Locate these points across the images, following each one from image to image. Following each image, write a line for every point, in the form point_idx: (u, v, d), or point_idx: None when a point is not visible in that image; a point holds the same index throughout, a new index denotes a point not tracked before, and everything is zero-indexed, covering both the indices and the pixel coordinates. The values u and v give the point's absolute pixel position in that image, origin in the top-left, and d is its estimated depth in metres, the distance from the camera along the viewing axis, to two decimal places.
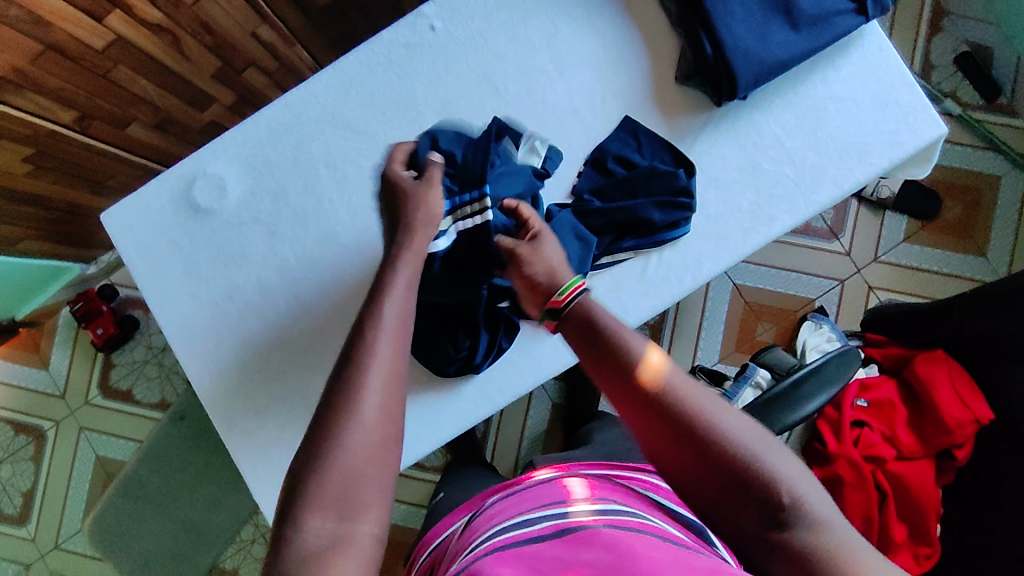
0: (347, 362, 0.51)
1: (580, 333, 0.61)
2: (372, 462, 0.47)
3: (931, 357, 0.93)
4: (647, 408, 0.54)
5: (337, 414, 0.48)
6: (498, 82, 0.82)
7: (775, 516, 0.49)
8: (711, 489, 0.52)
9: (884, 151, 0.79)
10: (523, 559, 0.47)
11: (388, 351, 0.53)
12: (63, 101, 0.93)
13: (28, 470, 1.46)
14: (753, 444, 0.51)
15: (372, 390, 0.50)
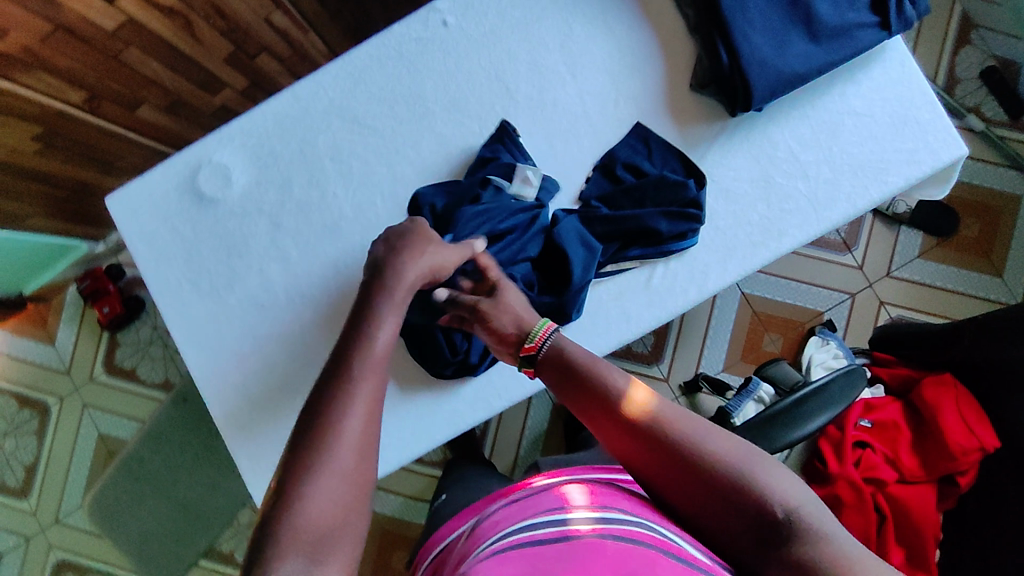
0: (323, 406, 0.52)
1: (564, 372, 0.64)
2: (343, 512, 0.48)
3: (940, 380, 0.90)
4: (633, 436, 0.56)
5: (310, 458, 0.49)
6: (509, 81, 0.81)
7: (771, 528, 0.50)
8: (707, 510, 0.52)
9: (901, 169, 0.77)
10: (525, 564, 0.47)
11: (367, 395, 0.54)
12: (72, 81, 0.93)
13: (31, 444, 1.47)
14: (741, 457, 0.53)
15: (349, 435, 0.51)
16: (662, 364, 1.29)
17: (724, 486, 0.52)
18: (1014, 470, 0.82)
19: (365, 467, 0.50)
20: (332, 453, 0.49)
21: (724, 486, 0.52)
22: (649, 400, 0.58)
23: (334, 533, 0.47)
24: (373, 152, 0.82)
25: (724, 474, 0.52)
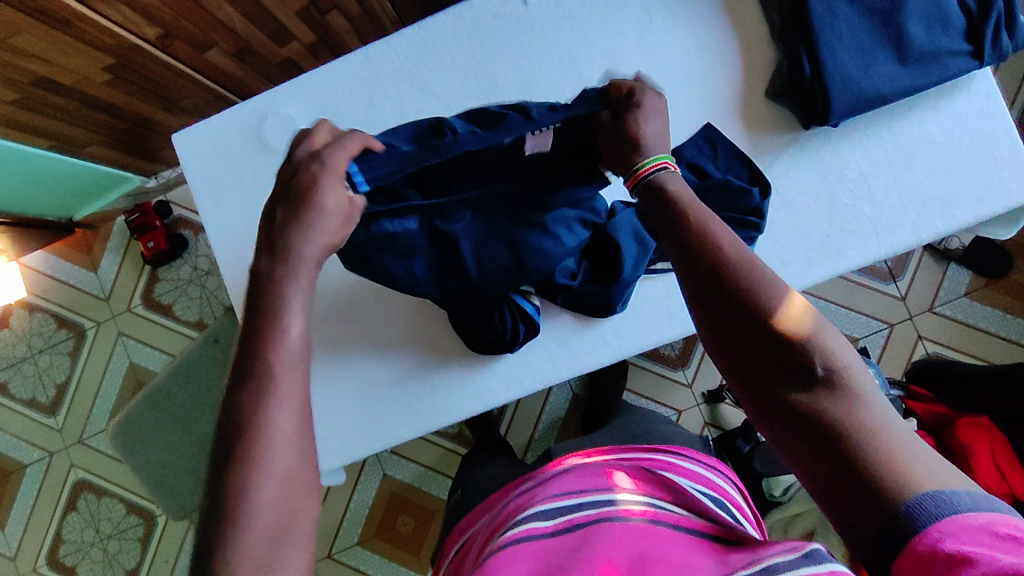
0: (253, 406, 0.47)
1: (648, 202, 0.58)
2: (286, 518, 0.45)
3: (975, 422, 0.88)
4: (705, 267, 0.51)
5: (241, 455, 0.45)
6: (581, 68, 0.80)
7: (807, 380, 0.45)
8: (746, 349, 0.48)
9: (971, 205, 0.75)
10: (538, 558, 0.55)
11: (292, 373, 0.49)
12: (149, 16, 0.94)
13: (65, 363, 1.52)
14: (812, 320, 0.47)
15: (278, 426, 0.47)
16: (687, 370, 1.35)
17: (773, 329, 0.47)
18: None
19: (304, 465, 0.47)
20: (268, 457, 0.45)
21: (781, 341, 0.47)
22: (733, 241, 0.52)
23: (283, 542, 0.44)
24: None
25: (784, 329, 0.47)
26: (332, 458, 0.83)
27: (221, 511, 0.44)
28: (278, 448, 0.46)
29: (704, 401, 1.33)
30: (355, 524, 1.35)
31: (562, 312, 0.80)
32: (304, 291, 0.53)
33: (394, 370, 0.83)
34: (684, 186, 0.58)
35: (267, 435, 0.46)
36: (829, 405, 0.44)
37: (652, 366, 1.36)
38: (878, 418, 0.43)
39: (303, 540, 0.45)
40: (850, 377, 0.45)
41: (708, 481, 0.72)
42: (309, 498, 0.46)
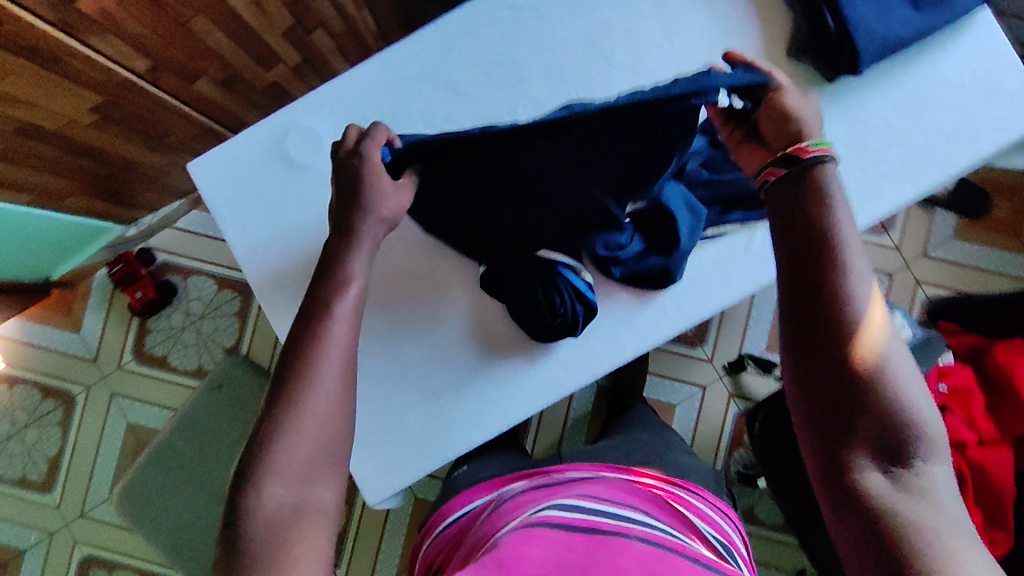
0: (298, 362, 0.55)
1: (792, 183, 0.56)
2: (314, 465, 0.52)
3: (1011, 345, 0.93)
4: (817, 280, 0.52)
5: (290, 398, 0.53)
6: (605, 48, 0.81)
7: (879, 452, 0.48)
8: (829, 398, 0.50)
9: (991, 136, 0.78)
10: (548, 544, 0.58)
11: (343, 337, 0.57)
12: (139, 47, 0.90)
13: (55, 435, 1.42)
14: (900, 384, 0.49)
15: (329, 377, 0.55)
16: (706, 346, 1.38)
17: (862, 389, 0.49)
18: None
19: (334, 424, 0.54)
20: (304, 406, 0.53)
21: (863, 403, 0.49)
22: (855, 264, 0.52)
23: (310, 476, 0.51)
24: (467, 117, 0.82)
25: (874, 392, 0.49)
26: (405, 470, 0.82)
27: (255, 450, 0.51)
28: (315, 402, 0.53)
29: (726, 373, 1.36)
30: (392, 553, 1.30)
31: (618, 290, 0.81)
32: (362, 258, 0.63)
33: (454, 372, 0.82)
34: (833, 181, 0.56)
35: (311, 388, 0.54)
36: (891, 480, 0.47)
37: (672, 348, 1.38)
38: (929, 509, 0.46)
39: (328, 479, 0.52)
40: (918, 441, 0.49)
41: (714, 521, 0.77)
42: (333, 446, 0.53)
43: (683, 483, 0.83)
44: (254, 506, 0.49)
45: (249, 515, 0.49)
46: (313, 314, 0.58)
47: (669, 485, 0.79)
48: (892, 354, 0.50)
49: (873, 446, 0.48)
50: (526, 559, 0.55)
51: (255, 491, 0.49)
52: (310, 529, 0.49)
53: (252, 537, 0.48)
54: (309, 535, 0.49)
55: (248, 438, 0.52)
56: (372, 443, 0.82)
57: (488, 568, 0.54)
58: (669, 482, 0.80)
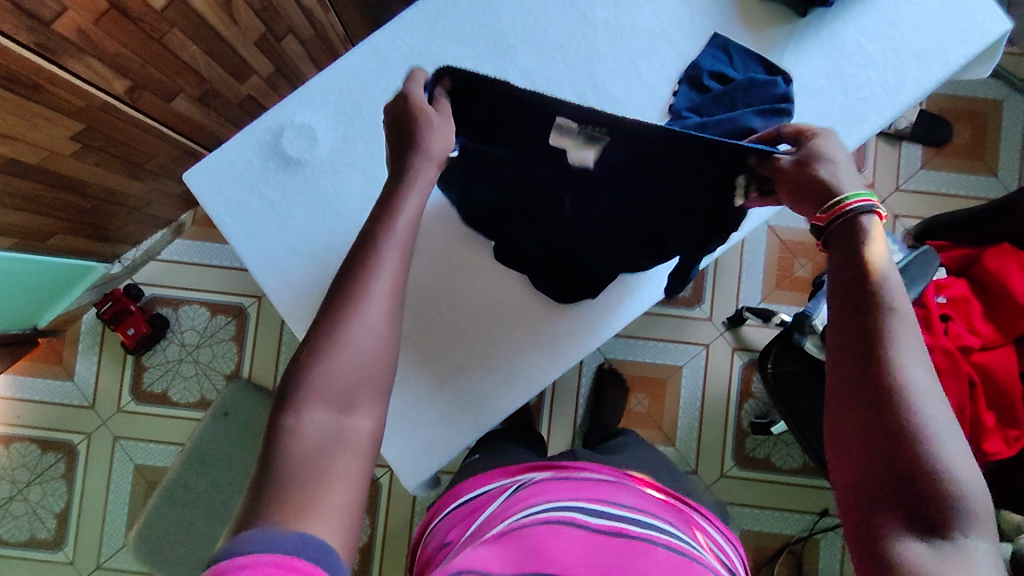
0: (347, 286, 0.58)
1: (841, 238, 0.59)
2: (353, 390, 0.55)
3: (999, 250, 0.95)
4: (859, 333, 0.54)
5: (337, 320, 0.56)
6: (585, 10, 0.83)
7: (911, 498, 0.48)
8: (864, 440, 0.50)
9: (958, 48, 0.83)
10: (576, 541, 0.63)
11: (391, 270, 0.60)
12: (118, 66, 0.89)
13: (60, 489, 1.37)
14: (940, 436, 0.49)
15: (375, 306, 0.58)
16: (704, 305, 1.41)
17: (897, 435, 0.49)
18: None
19: (370, 359, 0.56)
20: (347, 330, 0.56)
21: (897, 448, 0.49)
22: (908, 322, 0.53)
23: (350, 401, 0.54)
24: None
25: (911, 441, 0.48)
26: (441, 451, 0.82)
27: (298, 373, 0.54)
28: (358, 331, 0.56)
29: (727, 328, 1.39)
30: None
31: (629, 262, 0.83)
32: (418, 188, 0.64)
33: (480, 343, 0.83)
34: (883, 238, 0.58)
35: (357, 314, 0.57)
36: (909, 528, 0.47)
37: (671, 311, 1.41)
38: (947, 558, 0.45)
39: (365, 410, 0.54)
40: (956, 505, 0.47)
41: (723, 546, 0.79)
42: (374, 373, 0.56)
43: (697, 507, 0.84)
44: (291, 425, 0.52)
45: (286, 435, 0.51)
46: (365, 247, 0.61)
47: (682, 505, 0.82)
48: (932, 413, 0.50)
49: (903, 503, 0.48)
50: (554, 552, 0.60)
51: (294, 414, 0.52)
52: (342, 456, 0.51)
53: (291, 456, 0.50)
54: (344, 465, 0.51)
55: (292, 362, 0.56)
56: (405, 430, 0.82)
57: (521, 562, 0.59)
58: (678, 499, 0.82)
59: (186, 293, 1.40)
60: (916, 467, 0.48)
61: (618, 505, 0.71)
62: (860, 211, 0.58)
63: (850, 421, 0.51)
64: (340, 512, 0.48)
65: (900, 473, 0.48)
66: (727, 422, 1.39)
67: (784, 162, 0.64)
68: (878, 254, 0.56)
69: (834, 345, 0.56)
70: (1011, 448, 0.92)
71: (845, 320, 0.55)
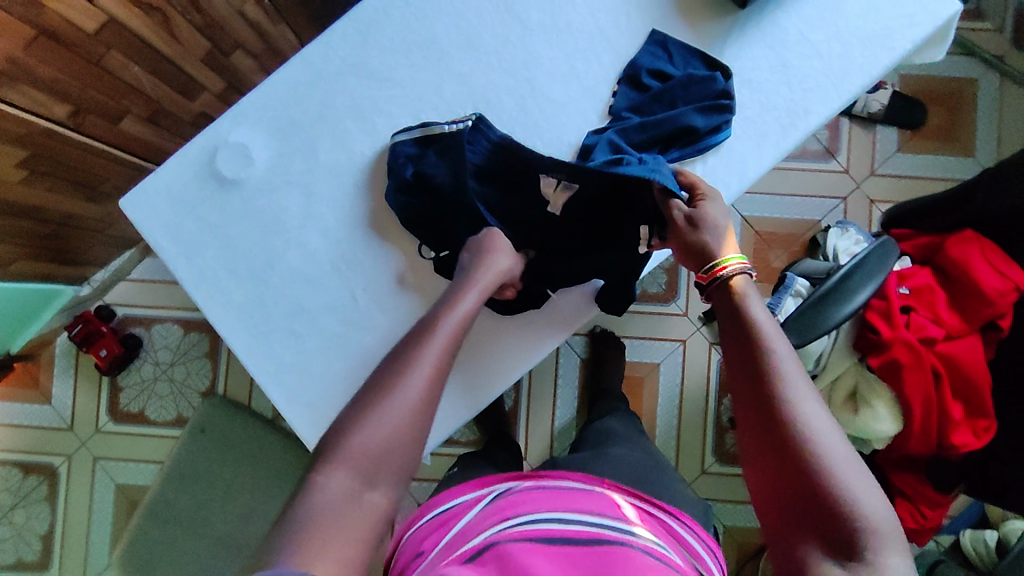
0: (395, 363, 0.59)
1: (723, 306, 0.67)
2: (382, 461, 0.53)
3: (963, 237, 0.94)
4: (751, 379, 0.60)
5: (378, 394, 0.56)
6: (519, 12, 0.81)
7: (821, 523, 0.51)
8: (770, 478, 0.55)
9: (907, 33, 0.80)
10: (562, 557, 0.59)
11: (439, 349, 0.61)
12: (57, 92, 0.88)
13: (43, 512, 1.38)
14: (836, 458, 0.53)
15: (414, 382, 0.58)
16: (680, 300, 1.39)
17: (799, 467, 0.53)
18: None
19: (411, 432, 0.55)
20: (387, 404, 0.56)
21: (800, 479, 0.53)
22: (788, 362, 0.60)
23: (378, 471, 0.52)
24: (396, 103, 0.81)
25: (810, 469, 0.53)
26: None
27: (334, 437, 0.54)
28: (405, 412, 0.56)
29: (702, 323, 1.38)
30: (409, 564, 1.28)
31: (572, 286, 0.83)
32: (479, 286, 0.70)
33: None
34: (757, 299, 0.66)
35: (399, 388, 0.57)
36: (826, 553, 0.50)
37: (645, 309, 1.40)
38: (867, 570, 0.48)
39: (388, 486, 0.52)
40: (868, 526, 0.50)
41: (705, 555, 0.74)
42: (405, 455, 0.54)
43: (675, 511, 0.79)
44: (318, 484, 0.51)
45: (311, 494, 0.50)
46: (420, 332, 0.63)
47: (662, 507, 0.78)
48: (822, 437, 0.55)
49: (816, 531, 0.51)
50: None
51: (325, 474, 0.51)
52: (356, 520, 0.49)
53: (303, 515, 0.49)
54: (354, 528, 0.49)
55: (329, 429, 0.55)
56: None
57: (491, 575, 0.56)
58: (654, 505, 0.77)
59: (158, 311, 1.40)
60: (828, 502, 0.51)
61: (594, 513, 0.67)
62: (733, 273, 0.68)
63: (759, 464, 0.56)
64: (344, 562, 0.46)
65: (808, 503, 0.52)
66: (706, 419, 1.38)
67: (677, 209, 0.73)
68: (756, 314, 0.64)
69: (734, 400, 0.61)
70: (981, 439, 0.92)
71: (738, 379, 0.62)
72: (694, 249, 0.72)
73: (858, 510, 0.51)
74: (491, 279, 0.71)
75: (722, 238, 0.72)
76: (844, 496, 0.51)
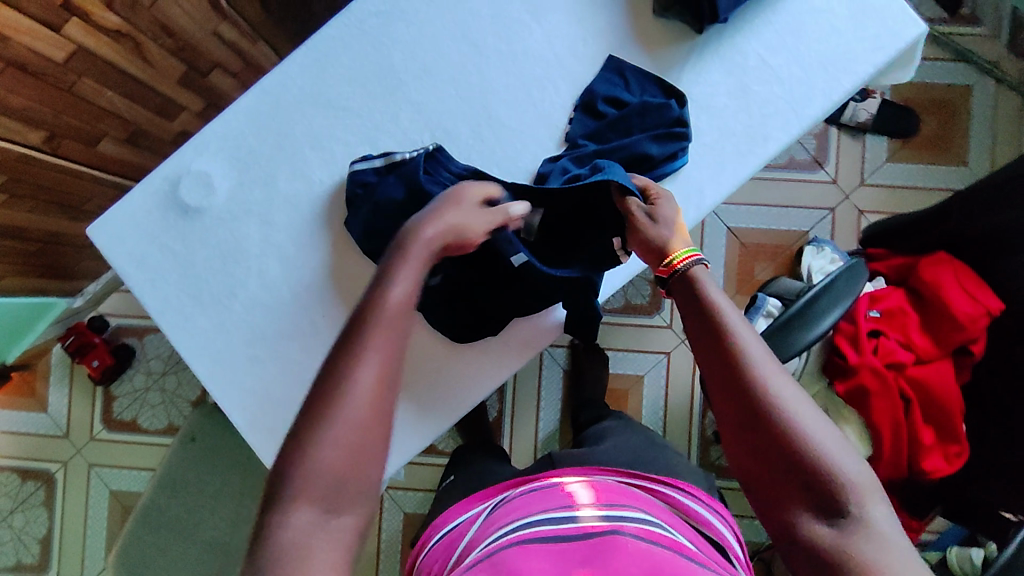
0: (331, 373, 0.59)
1: (681, 292, 0.68)
2: (340, 486, 0.55)
3: (936, 260, 0.94)
4: (720, 365, 0.62)
5: (319, 418, 0.56)
6: (476, 39, 0.81)
7: (813, 492, 0.55)
8: (755, 458, 0.58)
9: (868, 57, 0.80)
10: (549, 553, 0.56)
11: (380, 346, 0.61)
12: (30, 120, 0.90)
13: (42, 516, 1.42)
14: (816, 429, 0.57)
15: (357, 393, 0.58)
16: (663, 312, 1.39)
17: (782, 444, 0.56)
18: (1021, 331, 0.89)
19: (362, 450, 0.56)
20: (331, 425, 0.56)
21: (785, 454, 0.56)
22: (752, 341, 0.62)
23: (339, 494, 0.54)
24: (354, 132, 0.82)
25: (793, 445, 0.56)
26: None
27: (287, 469, 0.55)
28: (355, 432, 0.57)
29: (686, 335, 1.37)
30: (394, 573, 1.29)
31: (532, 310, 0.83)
32: (412, 266, 0.68)
33: None
34: (713, 282, 0.68)
35: (342, 407, 0.57)
36: (820, 519, 0.54)
37: (629, 321, 1.39)
38: (862, 528, 0.53)
39: (353, 507, 0.55)
40: (849, 484, 0.54)
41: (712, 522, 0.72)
42: (365, 472, 0.56)
43: (674, 481, 0.78)
44: (278, 523, 0.52)
45: (275, 533, 0.52)
46: (354, 330, 0.62)
47: (660, 483, 0.76)
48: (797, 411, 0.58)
49: (807, 502, 0.55)
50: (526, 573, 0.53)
51: (283, 512, 0.53)
52: (329, 551, 0.52)
53: (269, 559, 0.50)
54: (322, 560, 0.51)
55: (277, 465, 0.56)
56: None
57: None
58: (650, 486, 0.74)
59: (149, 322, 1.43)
60: (814, 473, 0.55)
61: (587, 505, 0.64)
62: (689, 264, 0.69)
63: (741, 448, 0.59)
64: None
65: (797, 476, 0.55)
66: (691, 431, 1.37)
67: (635, 208, 0.73)
68: (715, 297, 0.66)
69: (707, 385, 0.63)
70: (951, 465, 0.90)
71: (708, 366, 0.63)
72: (657, 247, 0.71)
73: (839, 471, 0.55)
74: (429, 244, 0.70)
75: (679, 233, 0.73)
76: (827, 464, 0.55)
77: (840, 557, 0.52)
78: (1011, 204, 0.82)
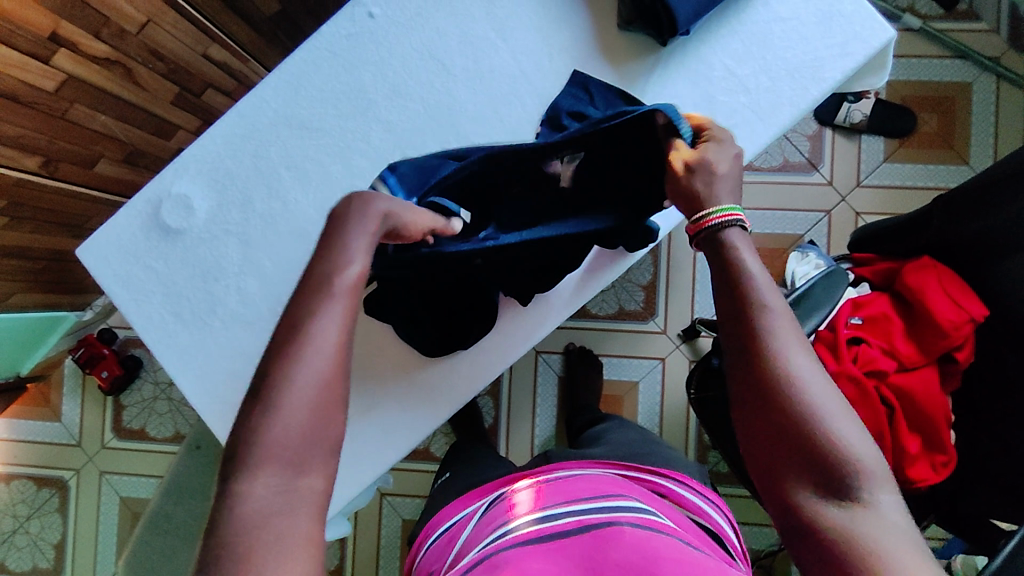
0: (282, 338, 0.51)
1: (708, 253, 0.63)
2: (303, 449, 0.47)
3: (921, 265, 0.91)
4: (739, 332, 0.57)
5: (274, 384, 0.49)
6: (443, 58, 0.82)
7: (821, 475, 0.50)
8: (766, 434, 0.53)
9: (836, 64, 0.79)
10: (548, 554, 0.52)
11: (338, 309, 0.53)
12: (25, 146, 0.93)
13: (56, 522, 1.47)
14: (829, 410, 0.52)
15: (312, 357, 0.50)
16: (658, 318, 1.39)
17: (793, 423, 0.52)
18: (1009, 339, 0.87)
19: (326, 413, 0.49)
20: (286, 391, 0.48)
21: (796, 433, 0.52)
22: (776, 307, 0.57)
23: (299, 462, 0.47)
24: (327, 152, 0.84)
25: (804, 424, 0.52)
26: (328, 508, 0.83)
27: (242, 438, 0.47)
28: (311, 392, 0.49)
29: (681, 340, 1.37)
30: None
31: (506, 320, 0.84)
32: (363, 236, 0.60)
33: (373, 392, 0.84)
34: (746, 244, 0.62)
35: (294, 373, 0.49)
36: (826, 504, 0.50)
37: (624, 328, 1.39)
38: (868, 517, 0.48)
39: (321, 466, 0.48)
40: (862, 469, 0.50)
41: (705, 510, 0.69)
42: (324, 432, 0.49)
43: (670, 473, 0.75)
44: (239, 491, 0.45)
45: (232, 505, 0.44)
46: (310, 297, 0.54)
47: (651, 472, 0.73)
48: (812, 390, 0.53)
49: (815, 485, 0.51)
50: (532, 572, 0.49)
51: (246, 478, 0.45)
52: (302, 514, 0.45)
53: (225, 536, 0.43)
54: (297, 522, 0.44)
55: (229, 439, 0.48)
56: None
57: None
58: (643, 477, 0.71)
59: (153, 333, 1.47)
60: (823, 455, 0.51)
61: (589, 498, 0.60)
62: (724, 223, 0.63)
63: (753, 422, 0.54)
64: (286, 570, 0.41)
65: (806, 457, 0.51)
66: (687, 437, 1.37)
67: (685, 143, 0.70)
68: (746, 262, 0.60)
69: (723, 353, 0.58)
70: (938, 474, 0.90)
71: (728, 331, 0.58)
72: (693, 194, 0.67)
73: (850, 456, 0.50)
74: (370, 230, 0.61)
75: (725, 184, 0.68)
76: (835, 446, 0.51)
77: (842, 542, 0.48)
78: (998, 209, 0.81)
